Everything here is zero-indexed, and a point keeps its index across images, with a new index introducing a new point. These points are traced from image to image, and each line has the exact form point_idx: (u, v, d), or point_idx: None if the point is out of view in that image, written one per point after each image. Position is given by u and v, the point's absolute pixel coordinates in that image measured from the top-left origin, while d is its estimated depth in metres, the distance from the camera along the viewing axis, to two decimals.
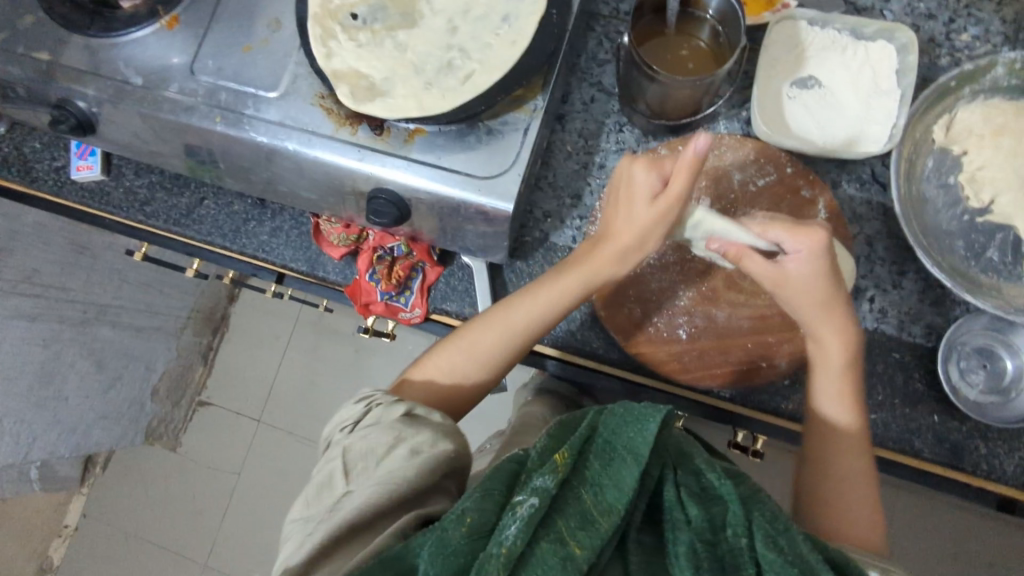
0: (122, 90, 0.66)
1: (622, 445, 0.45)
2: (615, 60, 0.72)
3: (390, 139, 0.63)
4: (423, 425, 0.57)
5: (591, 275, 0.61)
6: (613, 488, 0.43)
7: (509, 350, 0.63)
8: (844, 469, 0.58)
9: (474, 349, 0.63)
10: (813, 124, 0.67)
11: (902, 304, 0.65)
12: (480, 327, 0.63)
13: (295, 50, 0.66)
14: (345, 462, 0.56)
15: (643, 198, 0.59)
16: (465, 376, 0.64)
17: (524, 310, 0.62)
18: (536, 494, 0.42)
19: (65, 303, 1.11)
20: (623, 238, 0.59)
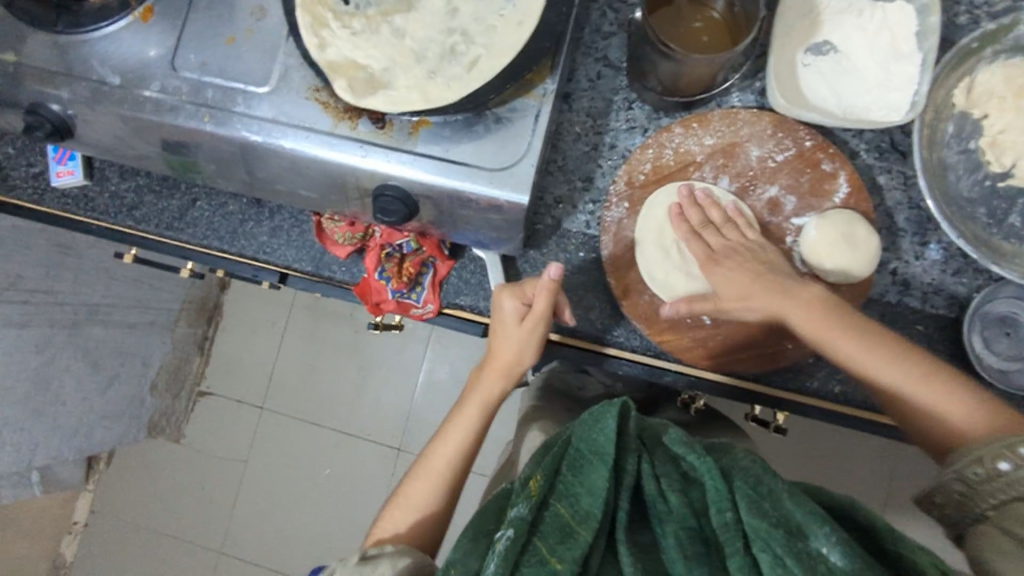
0: (99, 92, 0.62)
1: (588, 452, 0.51)
2: (621, 33, 0.68)
3: (393, 133, 0.59)
4: (380, 559, 0.58)
5: (488, 386, 0.64)
6: (586, 495, 0.50)
7: (446, 492, 0.65)
8: (912, 381, 0.56)
9: (413, 499, 0.64)
10: (829, 93, 0.65)
11: (925, 275, 0.64)
12: (411, 483, 0.65)
13: (283, 39, 0.61)
14: None
15: (513, 322, 0.62)
16: (422, 520, 0.63)
17: (444, 455, 0.64)
18: (511, 522, 0.49)
19: (54, 307, 1.07)
20: (501, 344, 0.63)
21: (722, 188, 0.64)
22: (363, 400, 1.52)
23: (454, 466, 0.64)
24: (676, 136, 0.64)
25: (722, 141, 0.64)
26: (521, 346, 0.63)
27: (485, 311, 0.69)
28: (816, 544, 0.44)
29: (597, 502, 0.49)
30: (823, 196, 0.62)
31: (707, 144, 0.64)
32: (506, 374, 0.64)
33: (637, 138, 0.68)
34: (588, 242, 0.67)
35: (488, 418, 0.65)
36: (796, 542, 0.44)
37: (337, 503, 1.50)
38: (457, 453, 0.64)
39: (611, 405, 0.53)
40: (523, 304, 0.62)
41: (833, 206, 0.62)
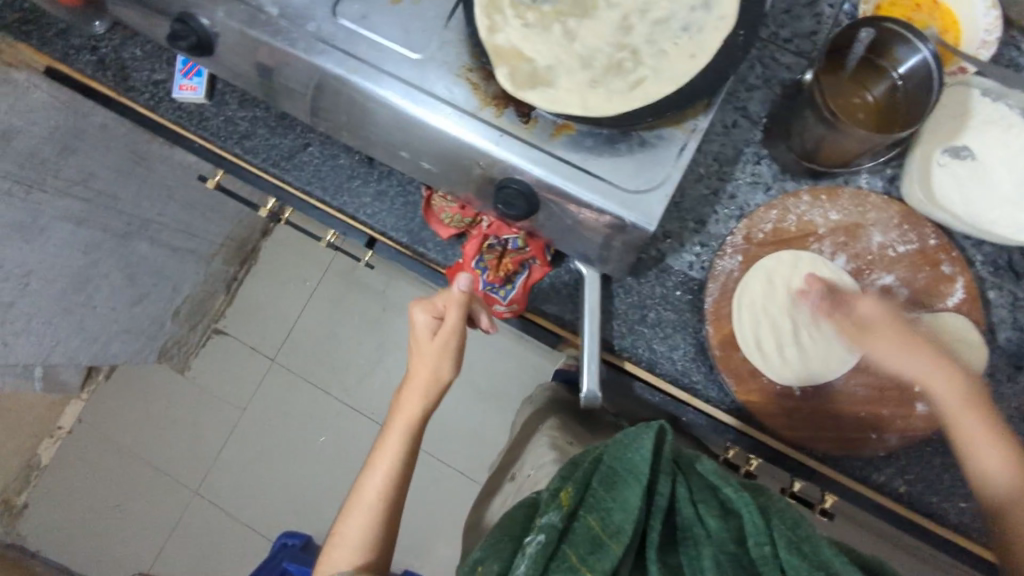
0: (254, 17, 0.61)
1: (624, 468, 0.50)
2: (764, 89, 0.69)
3: (535, 130, 0.59)
4: None
5: (409, 404, 0.64)
6: (618, 511, 0.48)
7: (387, 516, 0.63)
8: (972, 429, 0.57)
9: (354, 533, 0.62)
10: (959, 197, 0.65)
11: (1015, 398, 0.63)
12: (348, 518, 0.63)
13: (449, 13, 0.61)
14: None
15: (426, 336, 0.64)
16: (376, 539, 0.62)
17: (375, 483, 0.63)
18: (543, 529, 0.47)
19: (113, 212, 1.06)
20: (417, 358, 0.64)
21: (837, 265, 0.64)
22: (374, 377, 1.50)
23: (388, 489, 0.63)
24: (802, 203, 0.64)
25: (848, 219, 0.64)
26: (434, 359, 0.63)
27: (568, 324, 0.69)
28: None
29: (629, 518, 0.47)
30: (936, 295, 0.63)
31: (832, 219, 0.64)
32: (423, 386, 0.64)
33: (760, 194, 0.67)
34: (687, 283, 0.67)
35: (415, 434, 0.64)
36: None
37: (326, 472, 1.48)
38: (390, 475, 0.63)
39: (648, 429, 0.51)
40: (433, 317, 0.63)
41: (944, 308, 0.62)
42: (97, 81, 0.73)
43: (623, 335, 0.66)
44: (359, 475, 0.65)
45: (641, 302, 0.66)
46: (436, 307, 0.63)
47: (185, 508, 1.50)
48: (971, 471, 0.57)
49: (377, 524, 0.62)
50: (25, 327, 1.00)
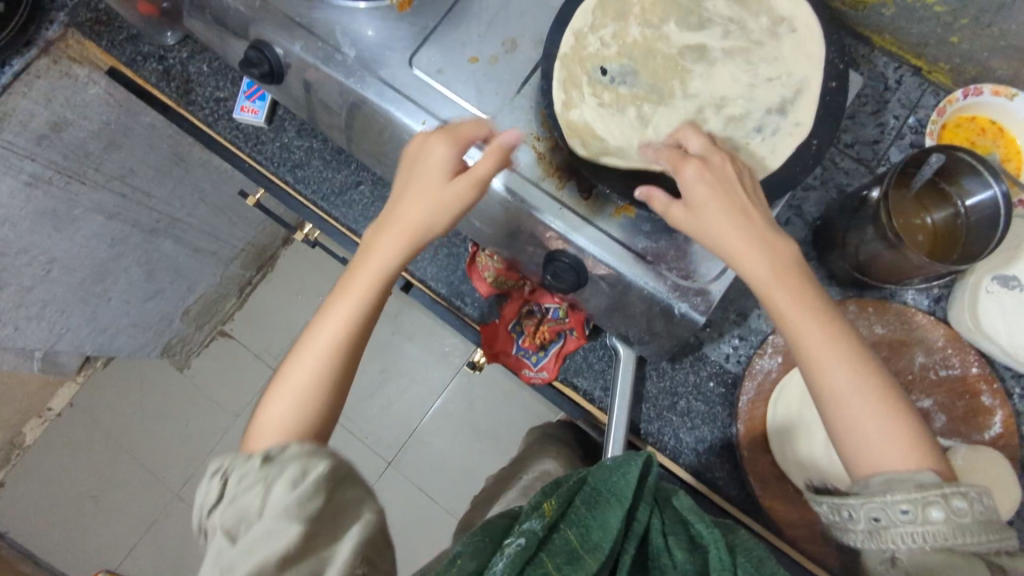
0: (329, 56, 0.61)
1: (606, 488, 0.45)
2: (821, 189, 0.70)
3: (594, 207, 0.58)
4: (286, 461, 0.46)
5: (381, 258, 0.54)
6: (597, 528, 0.43)
7: (324, 408, 0.52)
8: (837, 383, 0.48)
9: (295, 383, 0.51)
10: (1005, 326, 0.64)
11: None
12: (273, 401, 0.51)
13: (524, 80, 0.61)
14: (227, 529, 0.45)
15: (438, 174, 0.53)
16: (319, 409, 0.51)
17: (329, 331, 0.53)
18: (521, 533, 0.43)
19: (144, 210, 1.05)
20: (416, 163, 0.54)
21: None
22: (373, 402, 1.46)
23: (343, 340, 0.52)
24: (848, 312, 0.64)
25: (892, 334, 0.63)
26: (434, 202, 0.54)
27: (597, 400, 0.67)
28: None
29: (608, 538, 0.42)
30: (973, 426, 0.61)
31: (877, 332, 0.64)
32: (423, 203, 0.54)
33: None
34: (722, 375, 0.66)
35: (382, 293, 0.54)
36: None
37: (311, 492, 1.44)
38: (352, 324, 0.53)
39: (634, 456, 0.47)
40: (456, 155, 0.54)
41: (980, 440, 0.61)
42: (159, 90, 0.73)
43: (651, 419, 0.65)
44: (321, 306, 0.55)
45: (672, 389, 0.66)
46: (479, 130, 0.55)
47: (163, 510, 1.47)
48: (853, 451, 0.48)
49: (334, 366, 0.52)
50: (36, 312, 1.02)
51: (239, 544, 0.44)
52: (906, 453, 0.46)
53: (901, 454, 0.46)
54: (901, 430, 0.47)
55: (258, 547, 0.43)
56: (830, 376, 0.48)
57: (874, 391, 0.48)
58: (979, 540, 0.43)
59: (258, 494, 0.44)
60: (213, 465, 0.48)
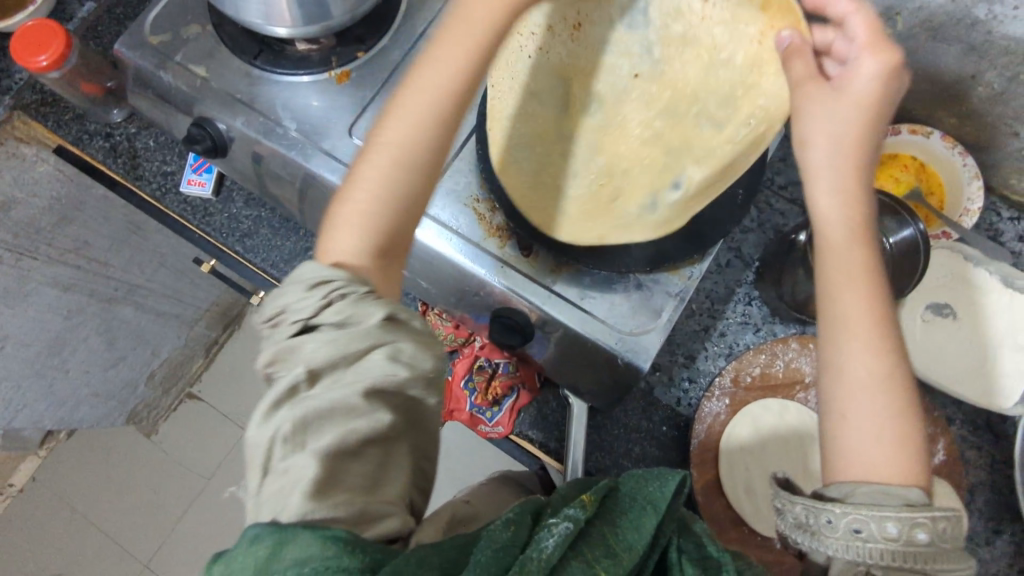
0: (271, 130, 0.63)
1: (641, 494, 0.40)
2: (759, 231, 0.72)
3: (535, 264, 0.60)
4: (405, 332, 0.40)
5: (460, 51, 0.47)
6: (632, 531, 0.38)
7: (440, 140, 0.47)
8: (858, 380, 0.41)
9: (394, 141, 0.46)
10: (941, 355, 0.66)
11: (992, 564, 0.63)
12: (393, 124, 0.46)
13: (462, 144, 0.63)
14: (318, 365, 0.38)
15: None
16: (411, 189, 0.46)
17: (414, 98, 0.46)
18: (564, 517, 0.37)
19: (99, 278, 1.04)
20: None
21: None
22: None
23: (454, 99, 0.47)
24: (790, 349, 0.66)
25: None
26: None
27: (552, 451, 0.67)
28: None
29: (644, 541, 0.37)
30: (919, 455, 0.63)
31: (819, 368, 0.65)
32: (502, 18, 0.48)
33: (749, 335, 0.69)
34: (673, 418, 0.67)
35: (483, 70, 0.48)
36: None
37: None
38: (437, 105, 0.46)
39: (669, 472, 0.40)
40: None
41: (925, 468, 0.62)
42: (106, 167, 0.74)
43: (604, 467, 0.65)
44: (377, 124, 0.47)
45: (626, 436, 0.66)
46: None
47: None
48: (844, 449, 0.41)
49: (405, 173, 0.46)
50: None
51: (318, 391, 0.38)
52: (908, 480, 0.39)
53: (901, 474, 0.39)
54: (896, 465, 0.39)
55: (343, 420, 0.38)
56: (852, 373, 0.41)
57: (900, 414, 0.41)
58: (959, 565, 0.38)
59: (363, 342, 0.39)
60: (305, 271, 0.41)
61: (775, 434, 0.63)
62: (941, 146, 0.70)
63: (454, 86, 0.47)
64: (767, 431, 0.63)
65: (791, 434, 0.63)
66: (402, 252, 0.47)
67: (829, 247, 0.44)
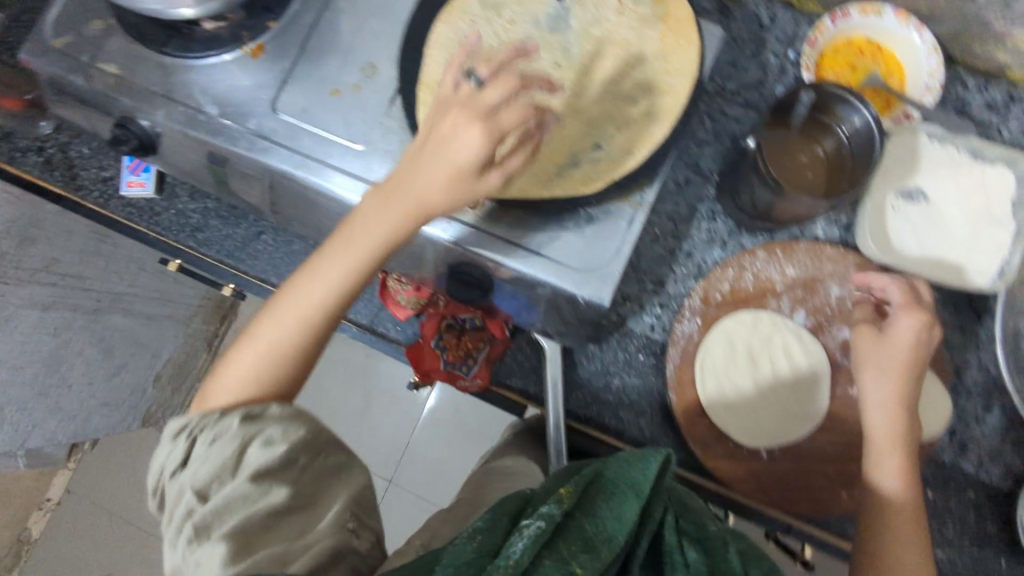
0: (194, 118, 0.61)
1: (624, 481, 0.44)
2: (716, 143, 0.69)
3: (482, 214, 0.58)
4: (264, 420, 0.53)
5: (382, 227, 0.53)
6: (612, 520, 0.42)
7: (345, 286, 0.55)
8: (895, 458, 0.55)
9: (299, 296, 0.55)
10: (916, 242, 0.64)
11: (985, 441, 0.63)
12: (314, 274, 0.55)
13: (391, 102, 0.60)
14: (199, 489, 0.50)
15: (492, 110, 0.50)
16: (323, 304, 0.55)
17: (312, 289, 0.55)
18: (539, 517, 0.40)
19: (81, 293, 1.05)
20: (446, 141, 0.51)
21: (797, 321, 0.64)
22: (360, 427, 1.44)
23: (322, 325, 0.56)
24: (758, 259, 0.64)
25: (805, 274, 0.64)
26: (455, 181, 0.51)
27: (533, 396, 0.67)
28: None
29: (624, 529, 0.41)
30: None
31: (789, 274, 0.64)
32: (413, 207, 0.52)
33: (716, 251, 0.67)
34: (649, 346, 0.66)
35: (411, 225, 0.53)
36: None
37: None
38: (379, 244, 0.53)
39: (654, 452, 0.45)
40: (518, 119, 0.51)
41: None
42: (45, 182, 0.72)
43: (587, 404, 0.65)
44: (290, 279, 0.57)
45: (606, 371, 0.66)
46: (510, 84, 0.51)
47: None
48: (880, 517, 0.55)
49: (306, 329, 0.55)
50: None
51: (209, 501, 0.49)
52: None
53: (910, 518, 0.54)
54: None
55: (229, 509, 0.49)
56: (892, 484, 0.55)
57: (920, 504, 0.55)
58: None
59: (228, 451, 0.50)
60: (170, 429, 0.54)
61: (753, 348, 0.63)
62: (895, 23, 0.67)
63: (392, 226, 0.52)
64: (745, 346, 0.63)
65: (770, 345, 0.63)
66: (307, 364, 0.57)
67: (882, 342, 0.58)
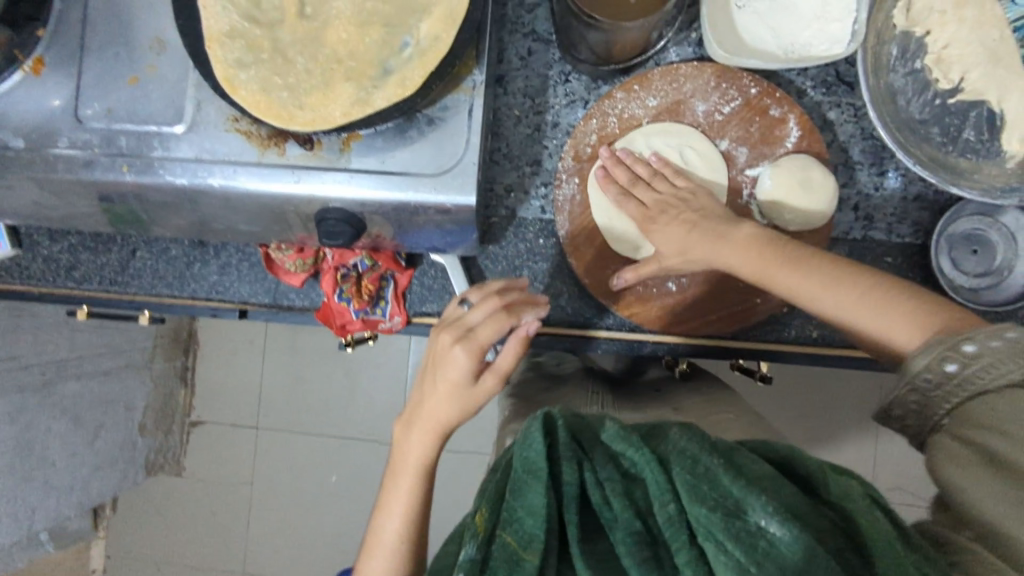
0: (3, 158, 0.57)
1: (521, 466, 0.44)
2: (546, 3, 0.65)
3: (323, 153, 0.56)
4: None
5: (417, 447, 0.57)
6: (528, 516, 0.42)
7: (416, 513, 0.57)
8: (753, 266, 0.55)
9: (388, 534, 0.57)
10: (769, 33, 0.62)
11: (887, 206, 0.64)
12: (380, 521, 0.57)
13: (189, 71, 0.57)
14: None
15: (466, 372, 0.55)
16: (415, 528, 0.57)
17: (392, 526, 0.57)
18: (459, 567, 0.41)
19: (20, 371, 1.06)
20: (443, 358, 0.55)
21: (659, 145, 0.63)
22: (356, 404, 1.43)
23: (408, 532, 0.56)
24: (618, 100, 0.64)
25: (666, 100, 0.63)
26: (455, 393, 0.55)
27: None
28: (756, 520, 0.38)
29: (541, 522, 0.41)
30: (774, 142, 0.62)
31: (652, 105, 0.63)
32: (438, 428, 0.57)
33: (579, 110, 0.66)
34: (546, 227, 0.66)
35: (439, 442, 0.57)
36: (737, 523, 0.38)
37: (344, 507, 1.43)
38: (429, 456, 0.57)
39: (533, 420, 0.46)
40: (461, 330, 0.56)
41: (785, 151, 0.62)
42: None
43: None
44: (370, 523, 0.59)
45: (513, 265, 0.67)
46: (489, 305, 0.56)
47: None
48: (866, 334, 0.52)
49: (418, 516, 0.57)
50: None
51: None
52: (914, 302, 0.50)
53: (902, 324, 0.50)
54: (908, 301, 0.50)
55: None
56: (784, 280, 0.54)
57: (802, 261, 0.53)
58: (1017, 370, 0.42)
59: None
60: None
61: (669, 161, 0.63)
62: None
63: (426, 450, 0.57)
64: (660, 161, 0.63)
65: (689, 162, 0.63)
66: (426, 536, 0.58)
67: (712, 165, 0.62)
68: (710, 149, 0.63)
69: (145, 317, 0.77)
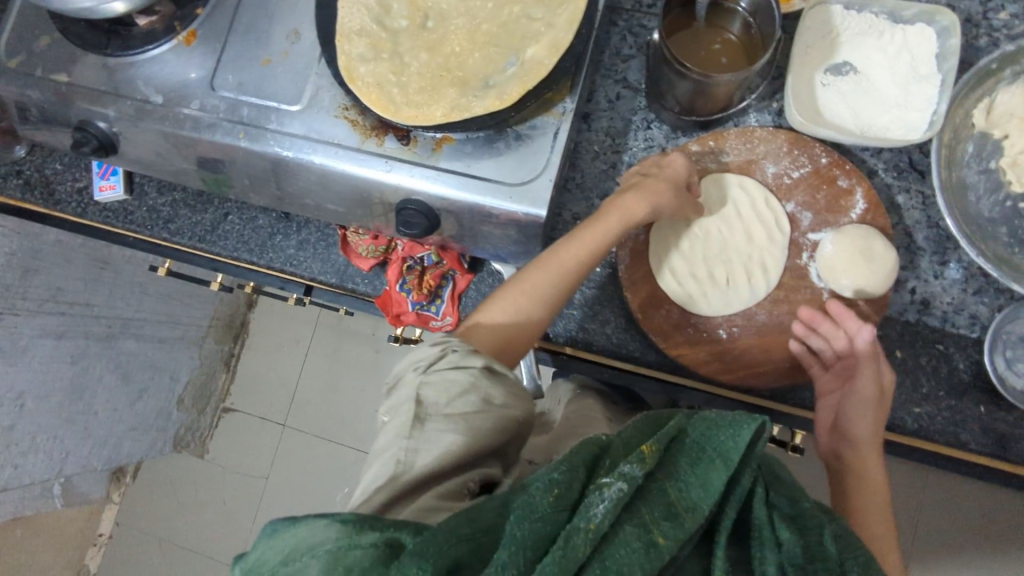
0: (143, 109, 0.65)
1: (712, 445, 0.41)
2: (640, 56, 0.71)
3: (417, 149, 0.61)
4: (499, 381, 0.51)
5: (608, 217, 0.60)
6: (698, 485, 0.39)
7: (575, 279, 0.60)
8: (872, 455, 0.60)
9: (536, 288, 0.59)
10: (848, 111, 0.65)
11: (946, 295, 0.64)
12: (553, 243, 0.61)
13: (316, 61, 0.65)
14: (419, 402, 0.49)
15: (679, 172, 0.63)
16: (551, 296, 0.59)
17: (549, 272, 0.59)
18: (624, 478, 0.38)
19: (91, 319, 1.13)
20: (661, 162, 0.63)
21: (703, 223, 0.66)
22: None
23: (561, 280, 0.59)
24: (694, 154, 0.67)
25: (739, 159, 0.66)
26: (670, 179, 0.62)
27: None
28: None
29: (712, 498, 0.39)
30: (839, 212, 0.64)
31: (724, 162, 0.67)
32: (625, 216, 0.60)
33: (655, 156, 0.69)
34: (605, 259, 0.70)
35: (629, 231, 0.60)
36: None
37: None
38: (611, 225, 0.60)
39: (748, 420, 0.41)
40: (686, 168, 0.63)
41: (849, 221, 0.64)
42: (26, 201, 0.77)
43: None
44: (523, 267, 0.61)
45: None
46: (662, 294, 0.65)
47: None
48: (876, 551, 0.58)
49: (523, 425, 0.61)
50: (30, 446, 1.11)
51: (430, 424, 0.48)
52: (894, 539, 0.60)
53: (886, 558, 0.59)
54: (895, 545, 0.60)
55: (437, 435, 0.48)
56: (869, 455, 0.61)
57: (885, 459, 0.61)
58: None
59: (455, 395, 0.49)
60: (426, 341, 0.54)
61: (740, 214, 0.65)
62: None
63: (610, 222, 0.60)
64: (732, 210, 0.66)
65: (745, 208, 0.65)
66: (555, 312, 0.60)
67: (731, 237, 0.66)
68: (774, 208, 0.65)
69: (218, 280, 0.82)
